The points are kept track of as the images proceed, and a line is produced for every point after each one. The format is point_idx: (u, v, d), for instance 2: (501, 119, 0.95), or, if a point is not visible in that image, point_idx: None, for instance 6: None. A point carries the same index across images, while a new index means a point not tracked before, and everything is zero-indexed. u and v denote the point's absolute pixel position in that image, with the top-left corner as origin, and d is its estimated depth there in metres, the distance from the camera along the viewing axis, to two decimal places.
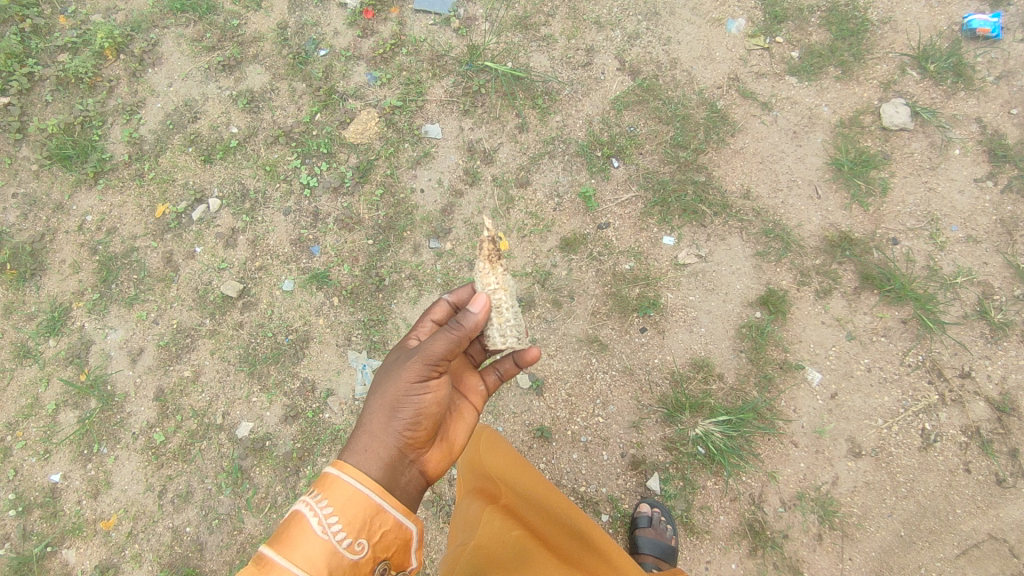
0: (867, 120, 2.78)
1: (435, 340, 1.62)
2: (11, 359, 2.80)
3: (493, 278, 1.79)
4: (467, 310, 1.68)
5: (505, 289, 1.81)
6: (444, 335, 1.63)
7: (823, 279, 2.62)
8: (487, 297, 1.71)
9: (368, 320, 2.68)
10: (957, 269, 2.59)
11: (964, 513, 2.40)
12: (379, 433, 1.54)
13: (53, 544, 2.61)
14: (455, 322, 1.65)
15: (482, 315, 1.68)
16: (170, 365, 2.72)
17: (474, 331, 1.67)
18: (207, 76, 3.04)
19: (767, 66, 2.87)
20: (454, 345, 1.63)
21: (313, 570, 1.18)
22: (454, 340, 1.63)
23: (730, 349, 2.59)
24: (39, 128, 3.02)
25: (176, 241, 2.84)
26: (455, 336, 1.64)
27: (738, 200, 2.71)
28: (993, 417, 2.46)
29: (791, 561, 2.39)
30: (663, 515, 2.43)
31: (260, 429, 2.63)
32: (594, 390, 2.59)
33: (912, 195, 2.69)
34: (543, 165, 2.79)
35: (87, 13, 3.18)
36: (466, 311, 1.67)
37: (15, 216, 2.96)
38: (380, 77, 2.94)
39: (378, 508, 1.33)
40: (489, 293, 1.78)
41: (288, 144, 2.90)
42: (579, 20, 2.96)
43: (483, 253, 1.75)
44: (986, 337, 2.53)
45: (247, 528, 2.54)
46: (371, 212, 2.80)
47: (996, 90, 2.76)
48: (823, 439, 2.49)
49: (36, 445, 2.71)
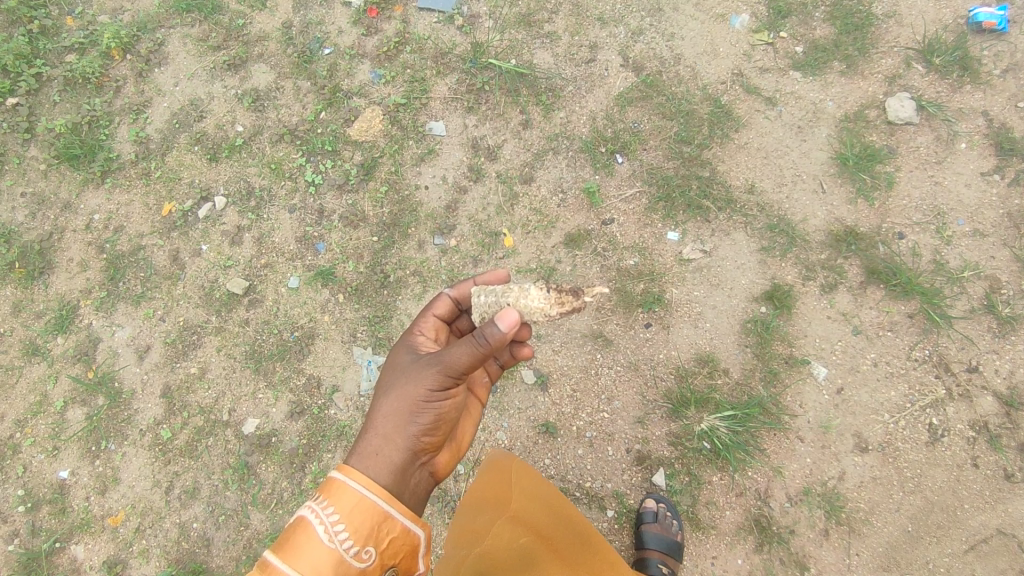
0: (872, 114, 2.77)
1: (459, 349, 1.55)
2: (19, 358, 2.82)
3: (532, 299, 1.75)
4: (491, 325, 1.49)
5: (516, 298, 1.77)
6: (469, 347, 1.53)
7: (828, 273, 2.61)
8: (518, 314, 1.50)
9: (373, 316, 2.69)
10: (964, 263, 2.58)
11: (973, 508, 2.38)
12: (393, 437, 1.54)
13: (62, 540, 2.63)
14: (479, 337, 1.50)
15: (508, 332, 1.50)
16: (176, 362, 2.74)
17: (501, 347, 1.54)
18: (212, 75, 3.06)
19: (771, 61, 2.87)
20: (478, 360, 1.55)
21: None
22: (478, 355, 1.54)
23: (735, 344, 2.58)
24: (48, 129, 3.04)
25: (183, 239, 2.86)
26: (479, 351, 1.53)
27: (743, 195, 2.71)
28: (1002, 412, 2.44)
29: (797, 557, 2.38)
30: (669, 510, 2.43)
31: (266, 426, 2.64)
32: (599, 385, 2.58)
33: (918, 189, 2.67)
34: (547, 161, 2.80)
35: (94, 14, 3.21)
36: (492, 326, 1.49)
37: (23, 215, 2.99)
38: (384, 75, 2.96)
39: (385, 514, 1.33)
40: (524, 303, 1.75)
41: (293, 143, 2.92)
42: (583, 17, 2.96)
43: (562, 304, 1.75)
44: (994, 331, 2.52)
45: (253, 524, 2.56)
46: (376, 209, 2.80)
47: (1002, 83, 2.74)
48: (829, 434, 2.48)
49: (44, 443, 2.73)
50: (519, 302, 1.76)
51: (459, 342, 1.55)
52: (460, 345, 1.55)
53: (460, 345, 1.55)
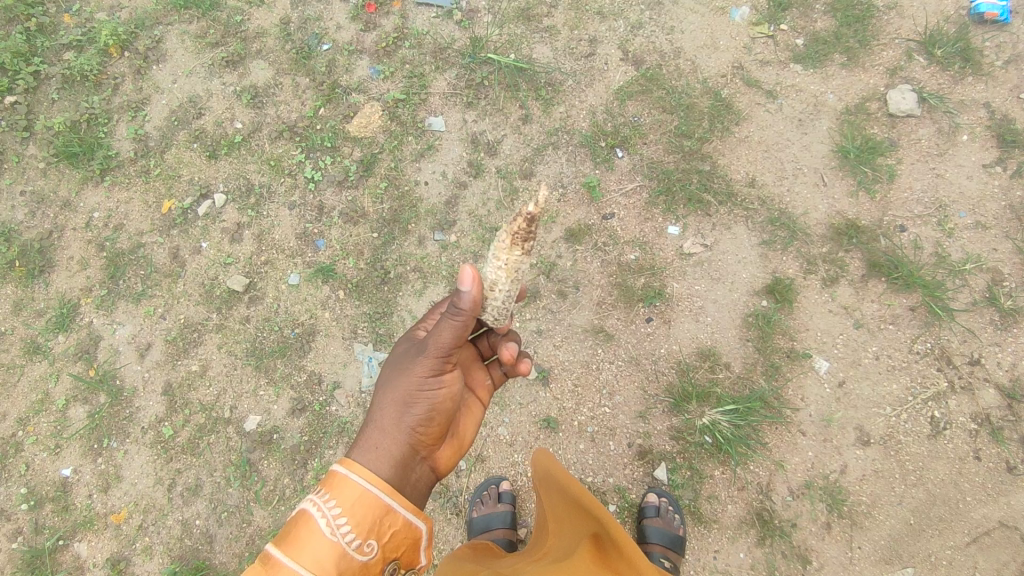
0: (873, 107, 2.76)
1: (441, 329, 1.55)
2: (21, 356, 2.82)
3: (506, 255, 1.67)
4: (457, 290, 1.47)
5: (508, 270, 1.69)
6: (448, 323, 1.53)
7: (830, 267, 2.61)
8: (474, 269, 1.44)
9: (373, 313, 2.69)
10: (966, 256, 2.57)
11: (975, 501, 2.38)
12: (392, 429, 1.55)
13: (65, 537, 2.63)
14: (451, 306, 1.49)
15: (475, 293, 1.47)
16: (178, 359, 2.74)
17: (477, 314, 1.52)
18: (211, 72, 3.05)
19: (772, 54, 2.85)
20: (461, 334, 1.55)
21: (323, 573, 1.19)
22: (459, 326, 1.54)
23: (736, 338, 2.58)
24: (46, 127, 3.03)
25: (183, 236, 2.86)
26: (459, 323, 1.52)
27: (744, 189, 2.70)
28: (1004, 404, 2.44)
29: (800, 550, 2.38)
30: (671, 504, 2.44)
31: (268, 422, 2.64)
32: (600, 380, 2.58)
33: (920, 181, 2.66)
34: (547, 156, 2.79)
35: (92, 12, 3.20)
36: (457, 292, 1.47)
37: (23, 213, 2.98)
38: (383, 71, 2.95)
39: (387, 507, 1.33)
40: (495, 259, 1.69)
41: (292, 139, 2.91)
42: (582, 10, 2.95)
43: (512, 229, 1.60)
44: (996, 323, 2.51)
45: (256, 520, 2.56)
46: (376, 205, 2.80)
47: (1004, 74, 2.73)
48: (831, 428, 2.48)
49: (46, 441, 2.73)
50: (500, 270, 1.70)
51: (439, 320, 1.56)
52: (441, 323, 1.55)
53: (441, 322, 1.55)
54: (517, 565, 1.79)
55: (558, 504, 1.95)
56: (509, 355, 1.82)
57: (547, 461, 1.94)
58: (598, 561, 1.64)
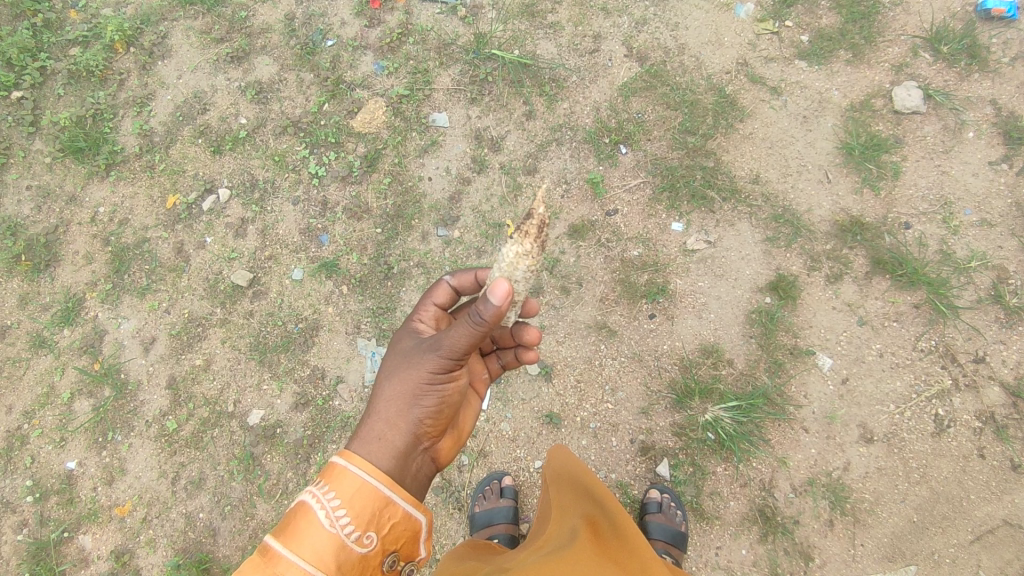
0: (878, 103, 2.75)
1: (458, 332, 1.53)
2: (27, 350, 2.84)
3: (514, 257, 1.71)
4: (483, 300, 1.44)
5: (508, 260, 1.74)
6: (467, 328, 1.51)
7: (834, 263, 2.60)
8: (508, 284, 1.42)
9: (376, 308, 2.70)
10: (971, 253, 2.56)
11: (979, 499, 2.37)
12: (397, 421, 1.55)
13: (70, 530, 2.65)
14: (474, 315, 1.47)
15: (501, 305, 1.45)
16: (182, 353, 2.75)
17: (498, 324, 1.50)
18: (216, 68, 3.06)
19: (777, 50, 2.84)
20: (477, 340, 1.54)
21: (322, 565, 1.19)
22: (477, 334, 1.52)
23: (740, 335, 2.57)
24: (52, 122, 3.05)
25: (187, 232, 2.87)
26: (477, 330, 1.51)
27: (747, 185, 2.70)
28: (1008, 403, 2.43)
29: (802, 547, 2.38)
30: (673, 500, 2.44)
31: (271, 417, 2.65)
32: (603, 376, 2.58)
33: (925, 178, 2.65)
34: (551, 152, 2.79)
35: (98, 7, 3.21)
36: (483, 302, 1.44)
37: (29, 208, 2.99)
38: (387, 67, 2.95)
39: (387, 499, 1.33)
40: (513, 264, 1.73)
41: (296, 135, 2.92)
42: (586, 7, 2.94)
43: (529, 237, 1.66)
44: (1001, 321, 2.50)
45: (259, 514, 2.57)
46: (380, 201, 2.80)
47: (1010, 72, 2.72)
48: (834, 425, 2.48)
49: (51, 433, 2.75)
50: (506, 268, 1.71)
51: (457, 323, 1.54)
52: (458, 327, 1.53)
53: (458, 327, 1.53)
54: (518, 554, 1.73)
55: (557, 496, 1.95)
56: (536, 336, 1.88)
57: (565, 459, 2.04)
58: (600, 545, 1.64)
